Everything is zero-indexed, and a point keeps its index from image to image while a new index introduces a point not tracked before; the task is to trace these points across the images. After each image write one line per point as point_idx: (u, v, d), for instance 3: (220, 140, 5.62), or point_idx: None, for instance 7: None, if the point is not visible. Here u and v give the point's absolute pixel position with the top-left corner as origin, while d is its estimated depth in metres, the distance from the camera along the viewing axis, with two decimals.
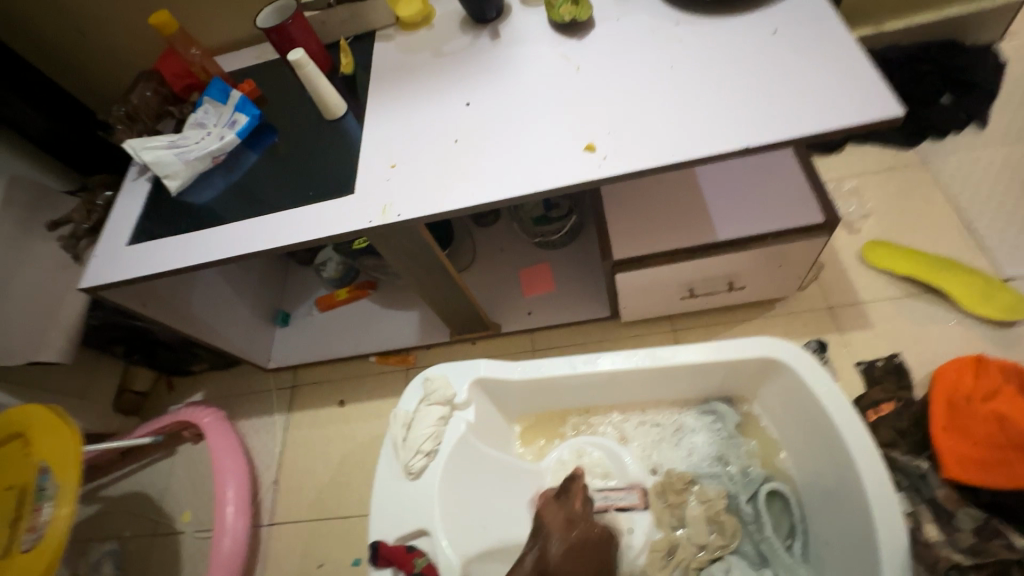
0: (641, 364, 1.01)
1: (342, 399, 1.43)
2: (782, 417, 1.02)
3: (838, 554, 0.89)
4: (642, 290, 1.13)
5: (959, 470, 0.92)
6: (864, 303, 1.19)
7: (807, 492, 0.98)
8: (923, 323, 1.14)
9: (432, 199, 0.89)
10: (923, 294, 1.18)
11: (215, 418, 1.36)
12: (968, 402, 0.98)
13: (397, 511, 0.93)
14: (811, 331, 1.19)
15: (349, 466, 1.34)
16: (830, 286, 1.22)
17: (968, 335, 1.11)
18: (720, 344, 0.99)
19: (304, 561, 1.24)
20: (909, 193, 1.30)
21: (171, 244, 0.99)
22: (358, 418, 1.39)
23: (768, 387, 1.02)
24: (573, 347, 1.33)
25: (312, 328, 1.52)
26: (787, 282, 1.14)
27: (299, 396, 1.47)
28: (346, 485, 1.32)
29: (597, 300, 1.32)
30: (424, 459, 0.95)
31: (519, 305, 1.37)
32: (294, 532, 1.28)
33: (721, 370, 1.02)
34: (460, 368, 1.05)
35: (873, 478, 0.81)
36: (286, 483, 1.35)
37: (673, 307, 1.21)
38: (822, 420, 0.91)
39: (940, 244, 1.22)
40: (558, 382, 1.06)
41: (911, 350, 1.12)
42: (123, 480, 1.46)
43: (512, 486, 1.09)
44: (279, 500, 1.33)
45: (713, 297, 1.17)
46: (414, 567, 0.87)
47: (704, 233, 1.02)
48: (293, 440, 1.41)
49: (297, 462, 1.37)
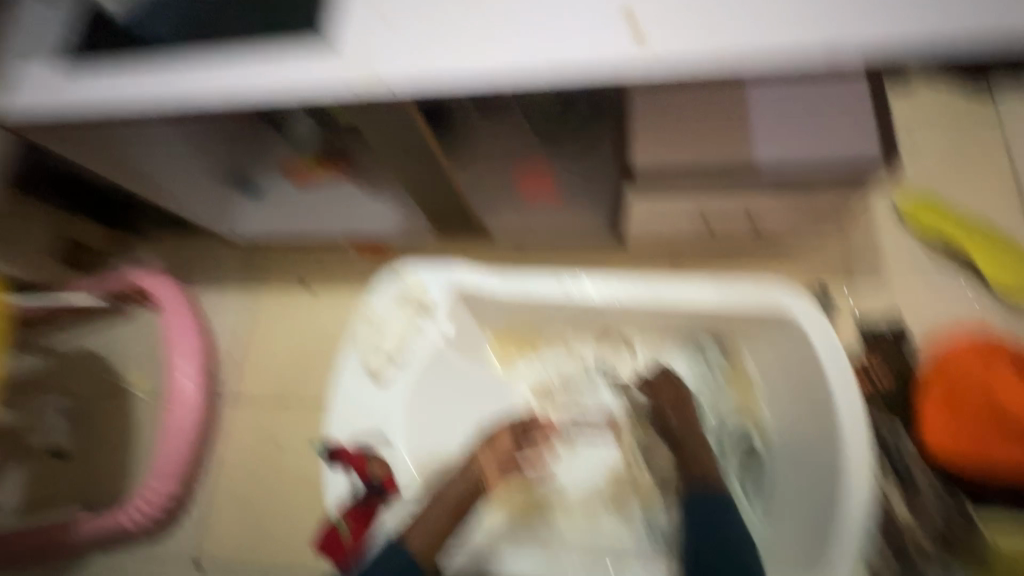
0: (641, 296, 0.92)
1: (309, 282, 1.34)
2: (778, 370, 0.94)
3: (792, 510, 0.89)
4: (655, 216, 1.03)
5: (935, 452, 0.95)
6: (886, 266, 1.11)
7: (783, 450, 0.94)
8: (937, 292, 1.09)
9: (415, 57, 0.67)
10: (946, 263, 1.11)
11: (167, 283, 1.28)
12: (967, 387, 0.97)
13: (360, 409, 0.91)
14: (824, 286, 1.10)
15: (318, 354, 1.29)
16: (854, 240, 1.13)
17: (978, 311, 1.07)
18: (731, 287, 0.90)
19: (264, 439, 1.23)
20: (964, 153, 1.18)
21: (94, 70, 0.79)
22: (331, 307, 1.32)
23: (771, 338, 0.93)
24: (564, 266, 1.24)
25: None
26: (816, 229, 1.04)
27: (268, 275, 1.37)
28: (313, 373, 1.27)
29: (600, 219, 1.20)
30: (389, 362, 0.93)
31: (511, 207, 1.18)
32: (256, 412, 1.26)
33: (722, 314, 0.93)
34: (443, 272, 0.97)
35: (852, 449, 0.79)
36: (248, 363, 1.30)
37: (682, 239, 1.11)
38: (817, 383, 0.86)
39: (979, 215, 1.13)
40: (547, 303, 0.97)
41: (919, 320, 1.07)
42: (72, 335, 1.37)
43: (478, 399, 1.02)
44: (241, 378, 1.29)
45: (728, 233, 1.08)
46: (371, 476, 0.85)
47: (750, 160, 0.86)
48: (259, 320, 1.33)
49: (262, 342, 1.31)
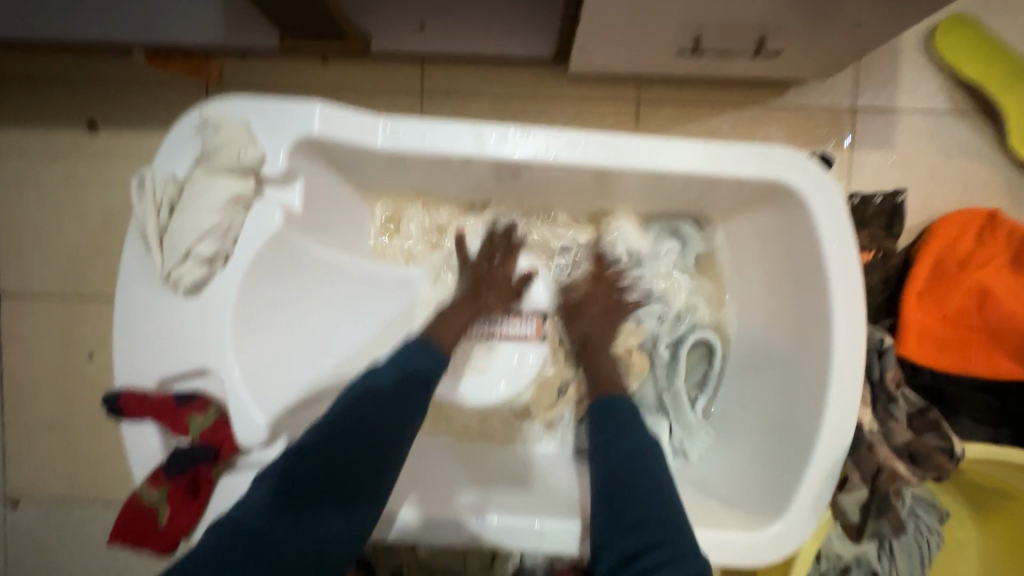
0: (590, 158, 0.62)
1: (93, 119, 0.86)
2: (748, 258, 0.76)
3: (751, 423, 0.75)
4: (618, 25, 0.64)
5: (914, 347, 0.75)
6: (897, 111, 0.85)
7: (739, 348, 0.79)
8: (951, 154, 0.85)
9: None
10: (970, 114, 0.85)
11: None
12: (959, 268, 0.78)
13: (159, 340, 0.58)
14: (816, 140, 0.85)
15: (118, 228, 0.87)
16: (865, 76, 0.84)
17: (992, 182, 0.85)
18: (720, 146, 0.63)
19: (65, 348, 0.88)
20: None
21: None
22: (125, 156, 0.86)
23: (749, 218, 0.73)
24: (485, 102, 0.85)
25: None
26: (836, 56, 0.72)
27: (11, 102, 0.86)
28: (116, 256, 0.87)
29: (538, 27, 0.78)
30: (204, 267, 0.57)
31: (405, 5, 0.78)
32: (43, 310, 0.88)
33: (695, 186, 0.68)
34: (276, 110, 0.58)
35: (845, 361, 0.63)
36: (13, 241, 0.87)
37: (653, 66, 0.76)
38: (809, 277, 0.66)
39: None
40: (452, 164, 0.65)
41: (920, 189, 0.85)
42: None
43: (370, 302, 0.75)
44: (6, 263, 0.88)
45: (718, 61, 0.73)
46: (189, 430, 0.57)
47: None
48: (13, 176, 0.87)
49: (26, 210, 0.87)
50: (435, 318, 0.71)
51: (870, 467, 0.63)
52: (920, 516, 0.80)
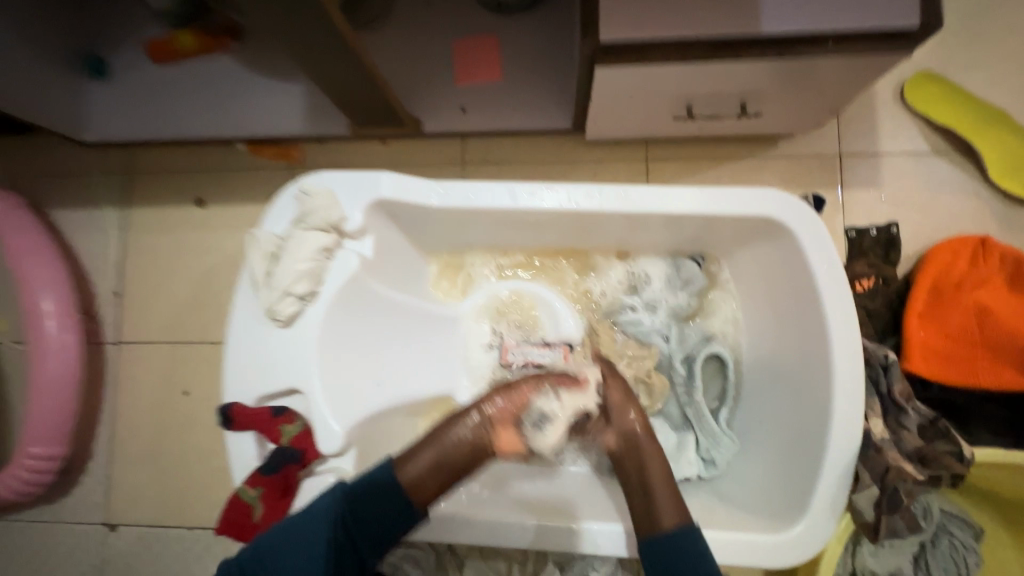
0: (606, 206, 0.75)
1: (200, 197, 1.06)
2: (753, 285, 0.86)
3: (768, 436, 0.81)
4: (623, 100, 0.80)
5: (920, 362, 0.81)
6: (881, 155, 0.95)
7: (752, 365, 0.87)
8: (936, 189, 0.94)
9: None
10: (950, 154, 0.95)
11: (9, 207, 0.99)
12: (955, 290, 0.85)
13: (260, 364, 0.71)
14: (810, 182, 0.95)
15: (215, 284, 1.05)
16: (848, 127, 0.96)
17: (980, 211, 0.93)
18: (714, 191, 0.75)
19: (164, 386, 1.04)
20: (989, 12, 0.96)
21: None
22: (223, 225, 1.05)
23: (746, 252, 0.84)
24: (513, 168, 1.01)
25: (143, 88, 1.02)
26: (815, 112, 0.84)
27: (139, 187, 1.08)
28: (212, 308, 1.04)
29: (558, 106, 0.95)
30: (298, 303, 0.71)
31: (450, 97, 0.96)
32: (150, 355, 1.05)
33: (699, 224, 0.80)
34: (357, 180, 0.75)
35: (845, 369, 0.70)
36: (131, 297, 1.06)
37: (656, 129, 0.90)
38: (805, 299, 0.75)
39: (996, 91, 0.95)
40: (491, 215, 0.79)
41: (912, 221, 0.94)
42: None
43: (424, 332, 0.88)
44: (124, 315, 1.06)
45: (712, 123, 0.87)
46: (282, 437, 0.69)
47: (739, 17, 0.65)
48: (135, 244, 1.07)
49: (143, 272, 1.06)
50: (441, 428, 0.69)
51: (879, 466, 0.69)
52: (953, 533, 0.81)
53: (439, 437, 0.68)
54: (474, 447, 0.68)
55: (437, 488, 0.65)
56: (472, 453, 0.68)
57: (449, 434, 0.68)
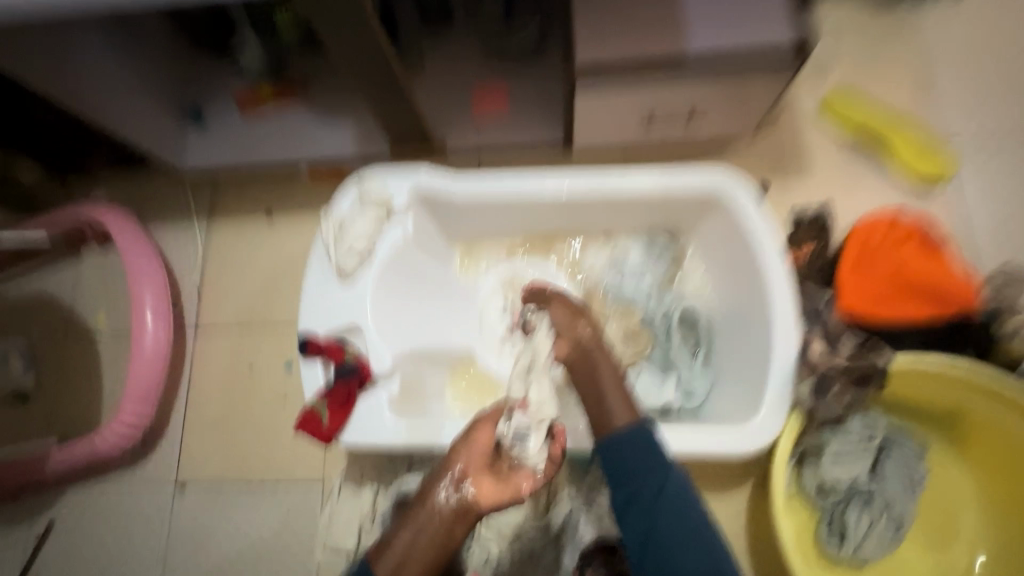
0: (590, 185, 0.99)
1: (269, 209, 1.33)
2: (712, 249, 1.06)
3: (734, 365, 0.99)
4: (599, 111, 1.06)
5: (852, 301, 1.00)
6: (812, 151, 1.19)
7: (718, 314, 1.07)
8: (859, 175, 1.17)
9: None
10: (867, 148, 1.19)
11: (121, 218, 1.24)
12: (880, 247, 1.03)
13: (330, 307, 0.94)
14: (757, 174, 1.19)
15: (279, 277, 1.29)
16: (783, 132, 1.21)
17: (896, 190, 1.15)
18: (670, 171, 0.98)
19: (234, 362, 1.25)
20: (884, 43, 1.24)
21: None
22: (287, 231, 1.31)
23: (708, 219, 1.03)
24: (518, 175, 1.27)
25: (230, 128, 1.32)
26: (749, 116, 1.10)
27: (221, 205, 1.35)
28: (276, 296, 1.28)
29: (551, 124, 1.22)
30: (357, 261, 0.96)
31: (468, 122, 1.24)
32: (223, 337, 1.26)
33: (664, 200, 1.03)
34: (400, 173, 1.00)
35: (780, 293, 0.90)
36: (210, 291, 1.30)
37: (628, 137, 1.16)
38: (747, 247, 0.96)
39: (897, 100, 1.21)
40: (502, 198, 1.03)
41: (842, 200, 1.16)
42: (23, 280, 1.34)
43: (451, 297, 1.11)
44: (203, 306, 1.29)
45: (670, 129, 1.13)
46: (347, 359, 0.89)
47: (673, 45, 0.91)
48: (216, 249, 1.32)
49: (221, 271, 1.31)
50: (425, 499, 0.79)
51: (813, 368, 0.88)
52: (903, 446, 0.95)
53: (421, 516, 0.77)
54: (454, 509, 0.78)
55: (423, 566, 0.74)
56: (454, 516, 0.77)
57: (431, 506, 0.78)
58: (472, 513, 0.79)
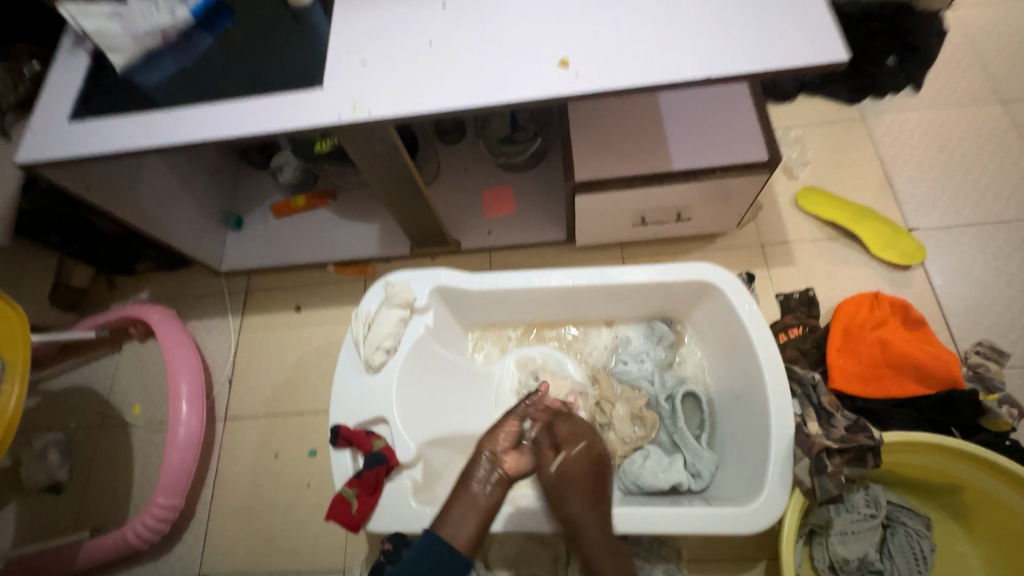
0: (592, 281, 1.09)
1: (298, 304, 1.44)
2: (707, 334, 1.15)
3: (738, 445, 1.04)
4: (598, 215, 1.20)
5: (841, 382, 1.09)
6: (792, 242, 1.32)
7: (719, 395, 1.13)
8: (837, 263, 1.29)
9: (405, 99, 0.88)
10: (841, 238, 1.31)
11: (164, 316, 1.34)
12: (860, 329, 1.13)
13: (358, 399, 1.01)
14: (743, 264, 1.31)
15: (305, 368, 1.38)
16: (764, 226, 1.34)
17: (872, 275, 1.27)
18: (663, 267, 1.09)
19: (260, 451, 1.31)
20: (846, 147, 1.41)
21: (115, 125, 0.93)
22: (314, 324, 1.42)
23: (700, 307, 1.14)
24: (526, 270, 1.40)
25: (267, 232, 1.48)
26: (731, 216, 1.23)
27: (254, 301, 1.46)
28: (302, 386, 1.36)
29: (555, 225, 1.36)
30: (385, 355, 1.03)
31: (480, 224, 1.39)
32: (251, 426, 1.33)
33: (661, 291, 1.14)
34: (422, 276, 1.12)
35: (774, 378, 0.96)
36: (240, 381, 1.38)
37: (625, 235, 1.30)
38: (739, 333, 1.04)
39: (862, 196, 1.35)
40: (513, 293, 1.14)
41: (824, 286, 1.27)
42: (65, 374, 1.43)
43: (468, 386, 1.19)
44: (233, 397, 1.37)
45: (661, 227, 1.26)
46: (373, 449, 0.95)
47: (659, 163, 1.07)
48: (247, 342, 1.42)
49: (251, 362, 1.40)
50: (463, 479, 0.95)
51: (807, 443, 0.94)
52: (907, 522, 0.99)
53: (467, 499, 0.91)
54: (496, 482, 0.94)
55: (471, 535, 0.87)
56: (495, 492, 0.93)
57: (471, 485, 0.93)
58: (506, 484, 0.96)
